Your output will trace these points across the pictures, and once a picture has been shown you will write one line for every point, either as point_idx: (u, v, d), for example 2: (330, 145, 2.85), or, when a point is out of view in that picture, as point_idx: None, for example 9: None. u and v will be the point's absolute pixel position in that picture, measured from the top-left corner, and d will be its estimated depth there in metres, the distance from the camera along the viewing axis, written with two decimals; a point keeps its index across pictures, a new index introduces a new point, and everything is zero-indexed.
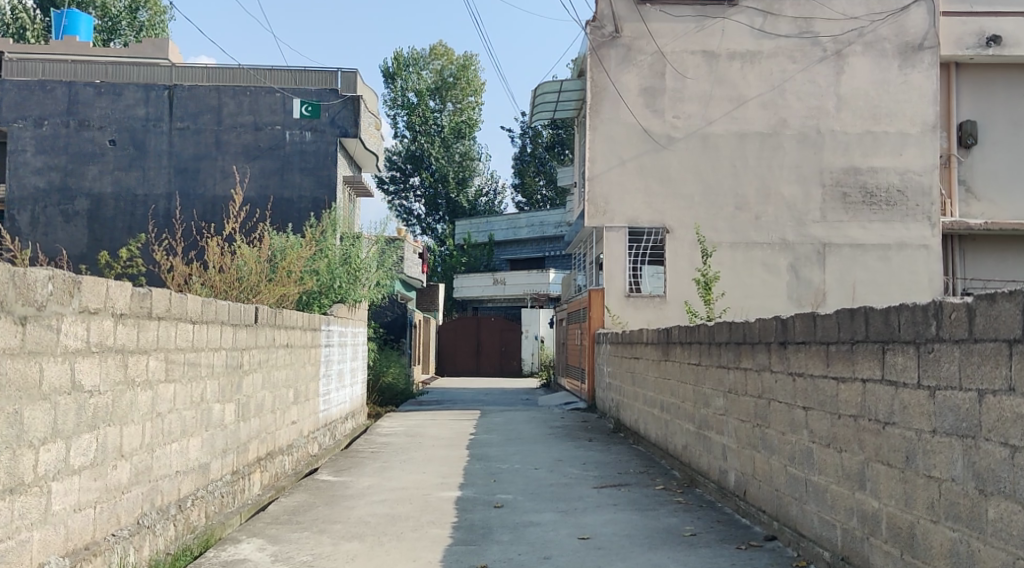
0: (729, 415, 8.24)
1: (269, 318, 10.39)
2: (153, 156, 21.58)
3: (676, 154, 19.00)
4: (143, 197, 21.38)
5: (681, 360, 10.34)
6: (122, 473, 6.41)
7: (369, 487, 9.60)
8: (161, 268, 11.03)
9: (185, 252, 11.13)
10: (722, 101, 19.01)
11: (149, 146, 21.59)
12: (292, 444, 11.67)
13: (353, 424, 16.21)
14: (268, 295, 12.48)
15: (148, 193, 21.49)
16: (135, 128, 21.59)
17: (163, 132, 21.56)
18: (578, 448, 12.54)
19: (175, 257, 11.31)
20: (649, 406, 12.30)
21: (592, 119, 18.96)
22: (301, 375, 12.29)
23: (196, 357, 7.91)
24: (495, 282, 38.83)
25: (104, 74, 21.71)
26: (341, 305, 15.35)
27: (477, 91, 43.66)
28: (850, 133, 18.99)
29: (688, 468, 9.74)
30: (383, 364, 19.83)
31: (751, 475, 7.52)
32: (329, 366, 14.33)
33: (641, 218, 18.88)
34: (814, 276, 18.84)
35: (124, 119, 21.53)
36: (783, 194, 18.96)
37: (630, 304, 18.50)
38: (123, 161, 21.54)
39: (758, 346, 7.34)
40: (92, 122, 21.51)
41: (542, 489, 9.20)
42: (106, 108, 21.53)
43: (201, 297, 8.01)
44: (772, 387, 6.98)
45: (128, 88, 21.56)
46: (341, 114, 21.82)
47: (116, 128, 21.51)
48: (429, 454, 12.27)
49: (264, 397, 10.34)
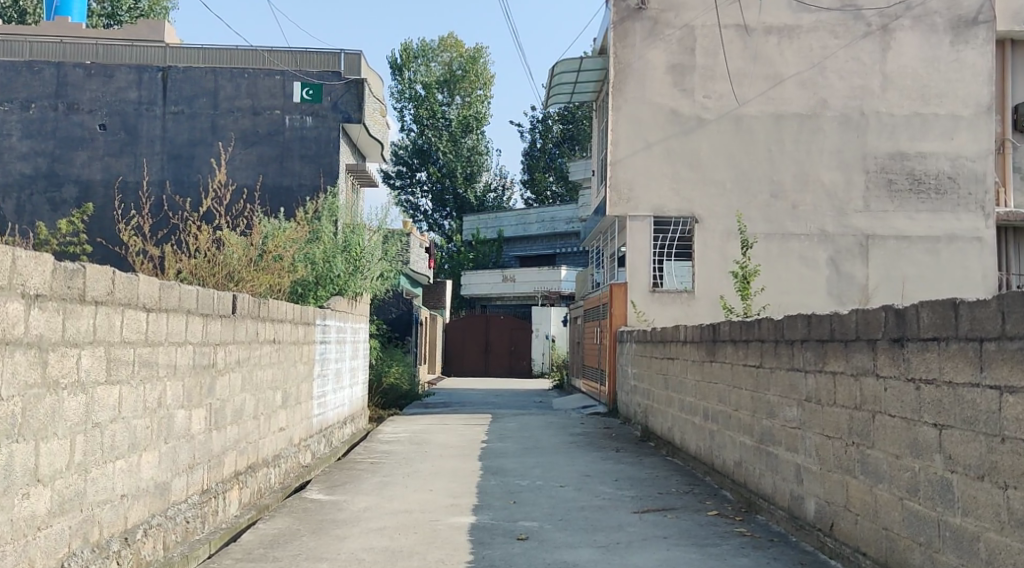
0: (806, 430, 6.72)
1: (250, 309, 8.89)
2: (146, 141, 20.09)
3: (707, 136, 17.46)
4: (134, 185, 19.85)
5: (732, 362, 8.80)
6: (39, 503, 4.91)
7: (366, 510, 8.08)
8: (139, 264, 9.29)
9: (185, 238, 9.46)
10: (757, 79, 17.47)
11: (142, 131, 20.10)
12: (280, 455, 10.14)
13: (352, 429, 14.69)
14: (252, 282, 10.83)
15: (140, 181, 19.96)
16: (127, 112, 20.09)
17: (156, 117, 20.07)
18: (606, 460, 11.01)
19: (188, 240, 9.71)
20: (688, 414, 10.76)
21: (614, 98, 17.44)
22: (291, 377, 10.77)
23: (151, 354, 6.38)
24: (504, 279, 37.25)
25: (94, 55, 20.32)
26: (339, 299, 13.86)
27: (486, 84, 42.33)
28: (897, 114, 17.46)
29: (743, 490, 8.22)
30: (386, 363, 18.28)
31: (840, 507, 6.02)
32: (324, 366, 12.84)
33: (668, 206, 17.35)
34: (856, 271, 17.31)
35: (114, 102, 20.00)
36: (822, 180, 17.42)
37: (655, 300, 17.03)
38: (114, 147, 20.04)
39: (856, 344, 5.83)
40: (81, 106, 19.98)
41: (573, 515, 7.68)
42: (97, 90, 19.99)
43: (159, 280, 6.48)
44: (879, 396, 5.49)
45: (120, 70, 20.04)
46: (344, 97, 20.32)
47: (107, 113, 20.01)
48: (437, 466, 10.74)
49: (245, 401, 8.83)
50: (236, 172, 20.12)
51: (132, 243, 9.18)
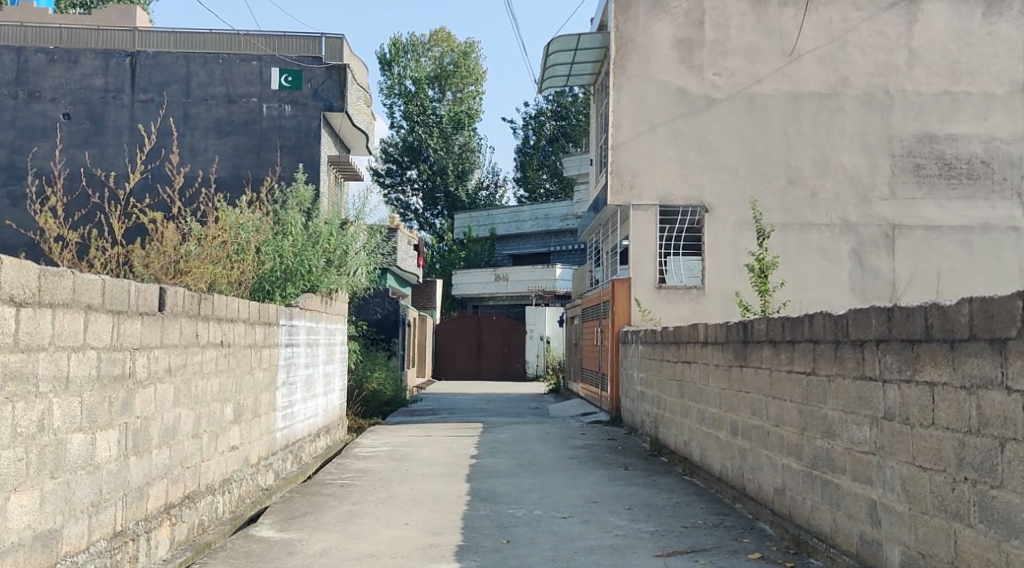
0: (883, 456, 5.22)
1: (187, 307, 7.33)
2: (113, 131, 18.49)
3: (717, 118, 15.96)
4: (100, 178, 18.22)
5: (772, 367, 7.27)
6: None
7: (324, 555, 6.53)
8: (55, 253, 7.58)
9: (114, 222, 7.77)
10: (772, 55, 15.95)
11: (108, 120, 18.48)
12: (231, 478, 8.60)
13: (326, 442, 13.16)
14: (199, 275, 9.31)
15: (106, 174, 18.32)
16: (92, 100, 18.44)
17: (124, 105, 18.45)
18: (614, 481, 9.48)
19: (125, 223, 8.01)
20: (709, 428, 9.23)
21: (616, 76, 15.93)
22: (246, 386, 9.19)
23: (24, 366, 4.85)
24: (497, 279, 35.65)
25: (57, 39, 18.67)
26: (311, 297, 12.32)
27: (478, 79, 40.65)
28: (925, 93, 15.93)
29: (788, 525, 6.70)
30: (367, 369, 16.71)
31: (943, 563, 4.52)
32: (291, 373, 11.28)
33: (675, 195, 15.84)
34: (882, 265, 15.79)
35: (76, 89, 18.35)
36: (844, 165, 15.93)
37: (662, 297, 15.61)
38: (79, 138, 18.40)
39: (970, 347, 4.35)
40: (43, 93, 18.32)
41: (583, 562, 6.15)
42: (60, 77, 18.32)
43: (38, 266, 4.95)
44: (1014, 417, 4.03)
45: (86, 54, 18.36)
46: (326, 84, 18.79)
47: (72, 100, 18.38)
48: (419, 489, 9.20)
49: (179, 416, 7.26)
50: (209, 164, 18.52)
51: (45, 227, 7.46)
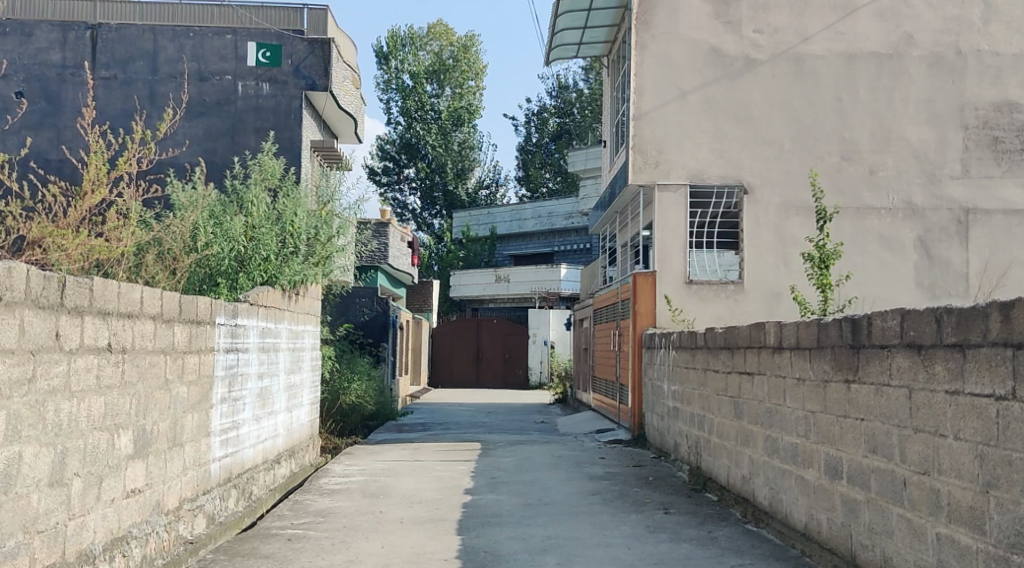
0: None
1: (34, 296, 4.89)
2: (70, 114, 15.28)
3: (758, 82, 13.51)
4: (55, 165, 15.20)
5: (913, 385, 4.83)
6: None
7: None
8: None
9: None
10: (822, 8, 13.52)
11: (66, 101, 15.30)
12: (128, 541, 6.11)
13: (288, 468, 10.70)
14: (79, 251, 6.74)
15: (64, 161, 15.28)
16: (48, 77, 15.31)
17: (84, 84, 15.25)
18: (656, 532, 7.04)
19: None
20: (785, 461, 6.81)
21: (639, 34, 13.51)
22: (156, 409, 6.73)
23: None
24: (498, 279, 33.22)
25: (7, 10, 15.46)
26: (267, 291, 9.87)
27: (479, 74, 38.21)
28: (1003, 53, 13.47)
29: None
30: (345, 377, 14.16)
31: None
32: (235, 387, 8.77)
33: (708, 172, 13.42)
34: (953, 255, 13.34)
35: (26, 62, 15.22)
36: (907, 137, 13.50)
37: (693, 294, 13.24)
38: (31, 120, 15.23)
39: None
40: None
41: None
42: (8, 51, 15.16)
43: None
44: None
45: (41, 26, 15.23)
46: (307, 60, 15.77)
47: (26, 77, 15.20)
48: (393, 548, 6.73)
49: (21, 458, 4.84)
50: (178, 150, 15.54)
51: None
